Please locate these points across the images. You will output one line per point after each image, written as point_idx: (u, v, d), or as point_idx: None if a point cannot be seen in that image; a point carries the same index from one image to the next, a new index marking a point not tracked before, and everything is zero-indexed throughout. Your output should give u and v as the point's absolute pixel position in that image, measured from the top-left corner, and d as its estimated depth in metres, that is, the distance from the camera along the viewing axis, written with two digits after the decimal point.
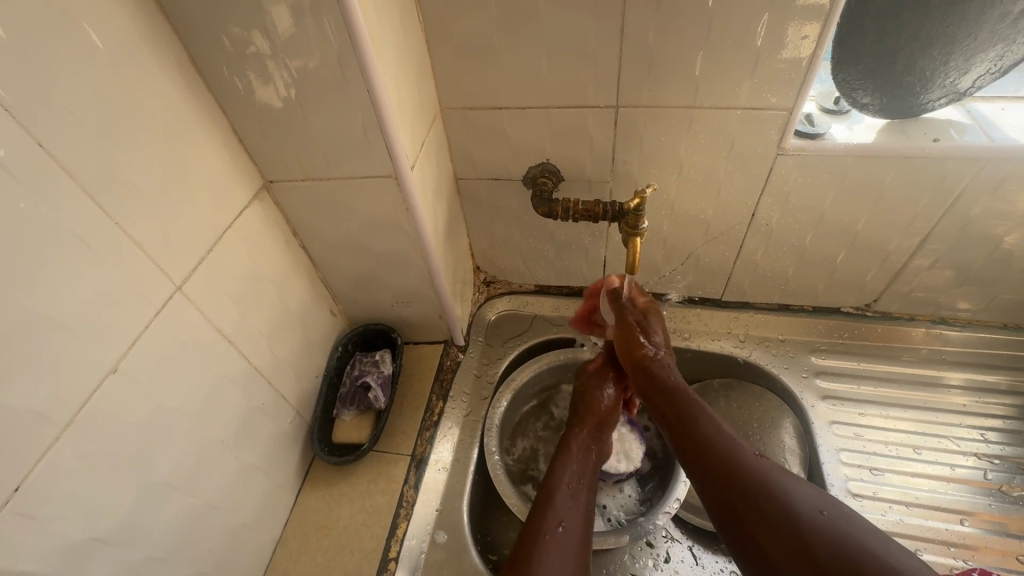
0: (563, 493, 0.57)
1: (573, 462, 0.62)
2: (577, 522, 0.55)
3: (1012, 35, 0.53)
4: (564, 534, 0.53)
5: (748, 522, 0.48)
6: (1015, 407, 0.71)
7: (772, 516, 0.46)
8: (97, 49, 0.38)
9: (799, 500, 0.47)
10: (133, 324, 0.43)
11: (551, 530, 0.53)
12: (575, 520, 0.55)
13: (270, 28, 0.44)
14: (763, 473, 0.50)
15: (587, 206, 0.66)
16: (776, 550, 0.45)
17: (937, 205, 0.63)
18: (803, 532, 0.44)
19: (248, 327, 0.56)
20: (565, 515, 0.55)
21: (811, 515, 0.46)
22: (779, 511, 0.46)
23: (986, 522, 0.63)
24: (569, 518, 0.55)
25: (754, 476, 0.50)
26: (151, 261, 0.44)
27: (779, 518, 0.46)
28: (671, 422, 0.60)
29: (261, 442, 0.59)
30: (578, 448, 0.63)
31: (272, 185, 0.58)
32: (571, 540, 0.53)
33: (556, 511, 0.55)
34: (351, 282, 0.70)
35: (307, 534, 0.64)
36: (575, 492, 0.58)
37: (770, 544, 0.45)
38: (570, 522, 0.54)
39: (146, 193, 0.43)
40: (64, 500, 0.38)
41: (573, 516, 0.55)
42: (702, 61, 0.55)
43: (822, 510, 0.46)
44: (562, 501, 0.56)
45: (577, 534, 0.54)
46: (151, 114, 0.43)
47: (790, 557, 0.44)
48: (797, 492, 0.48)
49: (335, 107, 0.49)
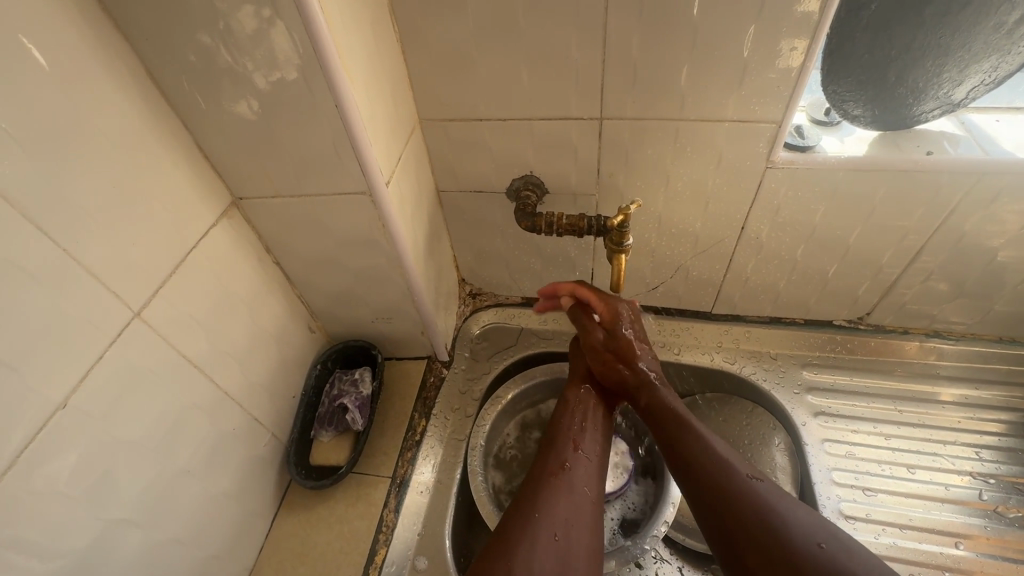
0: (567, 439, 0.60)
1: (576, 413, 0.63)
2: (582, 460, 0.58)
3: (1007, 45, 0.51)
4: (569, 473, 0.56)
5: (742, 547, 0.47)
6: (1011, 424, 0.70)
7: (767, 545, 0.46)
8: (39, 66, 0.36)
9: (793, 526, 0.46)
10: (85, 356, 0.41)
11: (556, 472, 0.56)
12: (580, 460, 0.58)
13: (231, 42, 0.42)
14: (756, 497, 0.49)
15: (572, 220, 0.63)
16: None
17: (931, 219, 0.61)
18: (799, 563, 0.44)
19: (217, 350, 0.54)
20: (569, 457, 0.58)
21: (807, 548, 0.45)
22: (774, 540, 0.46)
23: (983, 545, 0.61)
24: (574, 459, 0.58)
25: (746, 501, 0.49)
26: (105, 287, 0.42)
27: (775, 546, 0.45)
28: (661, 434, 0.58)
29: (232, 468, 0.57)
30: (579, 402, 0.64)
31: (241, 202, 0.56)
32: (575, 480, 0.56)
33: (559, 454, 0.58)
34: (328, 299, 0.68)
35: (282, 562, 0.61)
36: (580, 436, 0.61)
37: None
38: (574, 461, 0.58)
39: (99, 216, 0.41)
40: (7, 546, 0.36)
41: (578, 457, 0.58)
42: (687, 73, 0.53)
43: (820, 543, 0.45)
44: (565, 446, 0.59)
45: (582, 472, 0.57)
46: (103, 134, 0.41)
47: None
48: (791, 519, 0.47)
49: (304, 121, 0.47)
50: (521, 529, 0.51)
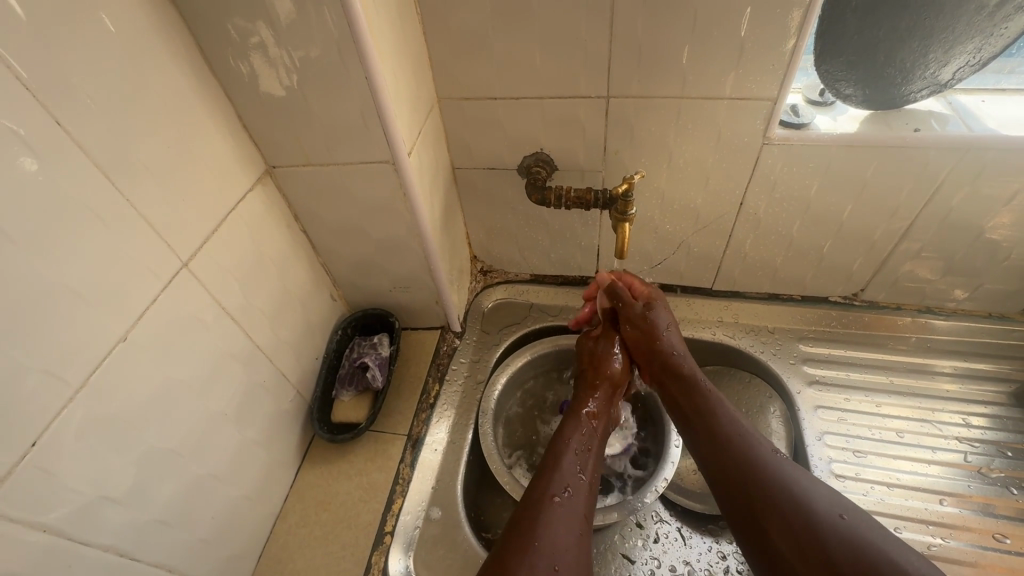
0: (570, 462, 0.59)
1: (579, 431, 0.63)
2: (581, 486, 0.57)
3: (988, 27, 0.55)
4: (568, 499, 0.55)
5: (775, 545, 0.48)
6: (997, 393, 0.73)
7: (801, 538, 0.47)
8: (109, 33, 0.41)
9: (825, 518, 0.47)
10: (142, 298, 0.45)
11: (556, 496, 0.55)
12: (580, 486, 0.57)
13: (273, 18, 0.47)
14: (792, 494, 0.49)
15: (579, 194, 0.68)
16: (794, 555, 0.46)
17: (919, 195, 0.65)
18: (833, 555, 0.45)
19: (250, 305, 0.58)
20: (570, 482, 0.57)
21: (830, 518, 0.47)
22: (806, 524, 0.47)
23: (967, 502, 0.65)
24: (575, 484, 0.57)
25: (782, 500, 0.49)
26: (158, 237, 0.47)
27: (810, 540, 0.46)
28: (690, 415, 0.60)
29: (261, 418, 0.61)
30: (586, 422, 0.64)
31: (274, 170, 0.60)
32: (574, 505, 0.55)
33: (562, 478, 0.57)
34: (350, 266, 0.72)
35: (305, 510, 0.66)
36: (582, 460, 0.60)
37: (789, 549, 0.47)
38: (576, 488, 0.56)
39: (154, 173, 0.46)
40: (68, 469, 0.40)
41: (579, 483, 0.57)
42: (689, 53, 0.57)
43: (841, 513, 0.48)
44: (569, 470, 0.58)
45: (581, 499, 0.56)
46: (159, 99, 0.46)
47: (811, 567, 0.45)
48: (820, 511, 0.48)
49: (335, 93, 0.52)
50: (522, 556, 0.48)
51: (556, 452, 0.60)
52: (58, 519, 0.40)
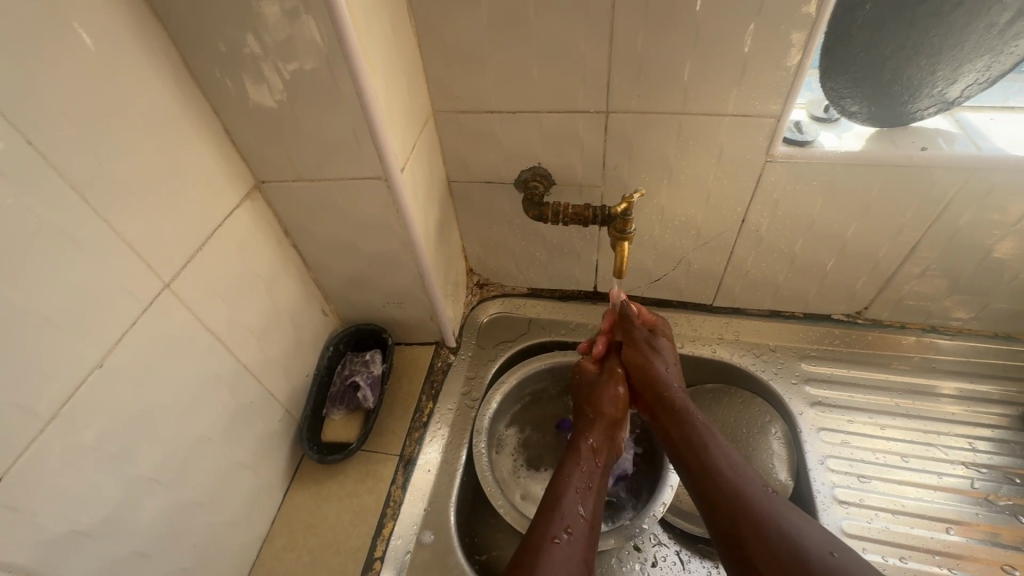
0: (570, 499, 0.56)
1: (581, 467, 0.60)
2: (581, 527, 0.54)
3: (998, 44, 0.53)
4: (569, 541, 0.52)
5: None
6: (1005, 416, 0.71)
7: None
8: (86, 48, 0.39)
9: (814, 555, 0.44)
10: (122, 320, 0.44)
11: (556, 538, 0.52)
12: (579, 524, 0.54)
13: (261, 30, 0.45)
14: (782, 532, 0.46)
15: (577, 210, 0.66)
16: None
17: (927, 213, 0.63)
18: None
19: (237, 323, 0.56)
20: (572, 522, 0.54)
21: (819, 555, 0.44)
22: (790, 555, 0.44)
23: (976, 531, 0.63)
24: (576, 524, 0.54)
25: (767, 528, 0.46)
26: (139, 257, 0.45)
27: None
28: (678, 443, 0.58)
29: (248, 440, 0.59)
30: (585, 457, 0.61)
31: (264, 185, 0.59)
32: (575, 546, 0.52)
33: (562, 518, 0.54)
34: (342, 281, 0.70)
35: (293, 532, 0.64)
36: (582, 497, 0.57)
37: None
38: (577, 527, 0.54)
39: (134, 192, 0.44)
40: (41, 504, 0.38)
41: (580, 522, 0.54)
42: (691, 68, 0.56)
43: (831, 551, 0.44)
44: (569, 509, 0.55)
45: (583, 541, 0.53)
46: (139, 113, 0.44)
47: None
48: (810, 547, 0.45)
49: (327, 106, 0.50)
50: None
51: (555, 487, 0.58)
52: (25, 557, 0.38)
